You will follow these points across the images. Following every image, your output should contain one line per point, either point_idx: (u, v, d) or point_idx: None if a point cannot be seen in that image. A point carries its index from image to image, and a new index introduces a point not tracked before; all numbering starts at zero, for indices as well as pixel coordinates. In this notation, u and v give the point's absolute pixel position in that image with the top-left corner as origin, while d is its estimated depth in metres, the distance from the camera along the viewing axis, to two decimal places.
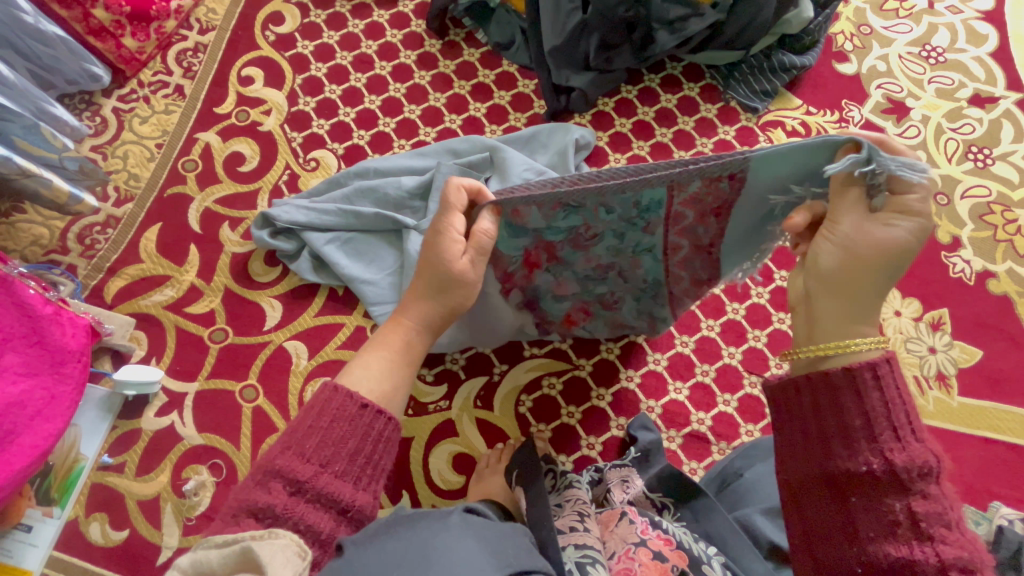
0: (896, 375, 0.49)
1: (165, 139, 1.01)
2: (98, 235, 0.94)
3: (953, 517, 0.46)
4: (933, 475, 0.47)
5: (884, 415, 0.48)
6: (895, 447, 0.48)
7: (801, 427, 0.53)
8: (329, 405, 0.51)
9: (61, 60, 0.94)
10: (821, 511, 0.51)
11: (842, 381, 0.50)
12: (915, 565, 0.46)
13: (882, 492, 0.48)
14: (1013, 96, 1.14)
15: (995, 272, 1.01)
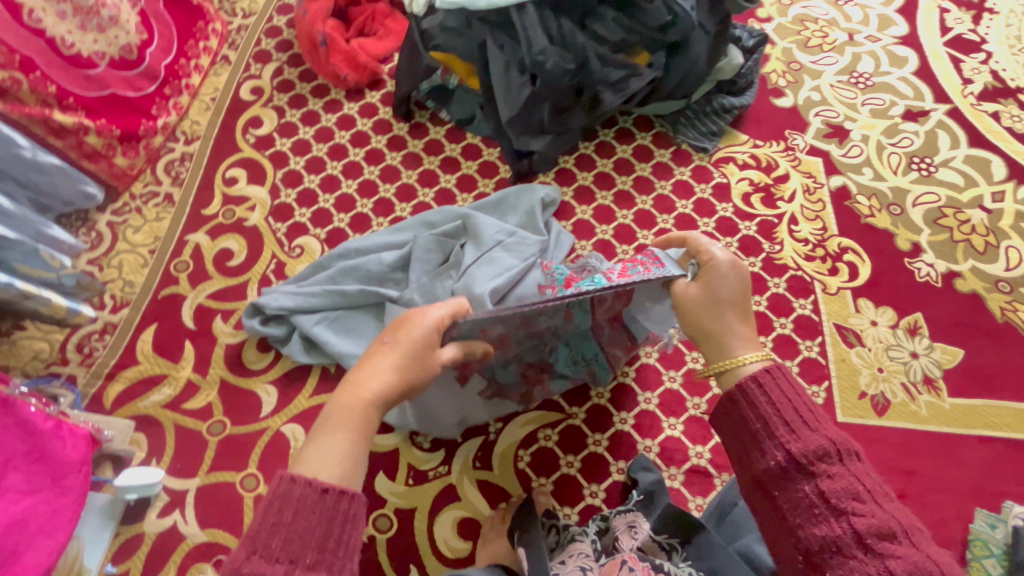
0: (778, 377, 0.58)
1: (157, 245, 1.07)
2: (96, 343, 0.97)
3: (866, 492, 0.50)
4: (835, 455, 0.52)
5: (776, 413, 0.56)
6: (791, 439, 0.55)
7: (729, 443, 0.61)
8: (289, 497, 0.47)
9: (56, 185, 1.01)
10: (763, 515, 0.56)
11: (736, 393, 0.59)
12: (838, 540, 0.49)
13: (793, 480, 0.54)
14: (941, 108, 1.23)
15: (959, 272, 1.05)
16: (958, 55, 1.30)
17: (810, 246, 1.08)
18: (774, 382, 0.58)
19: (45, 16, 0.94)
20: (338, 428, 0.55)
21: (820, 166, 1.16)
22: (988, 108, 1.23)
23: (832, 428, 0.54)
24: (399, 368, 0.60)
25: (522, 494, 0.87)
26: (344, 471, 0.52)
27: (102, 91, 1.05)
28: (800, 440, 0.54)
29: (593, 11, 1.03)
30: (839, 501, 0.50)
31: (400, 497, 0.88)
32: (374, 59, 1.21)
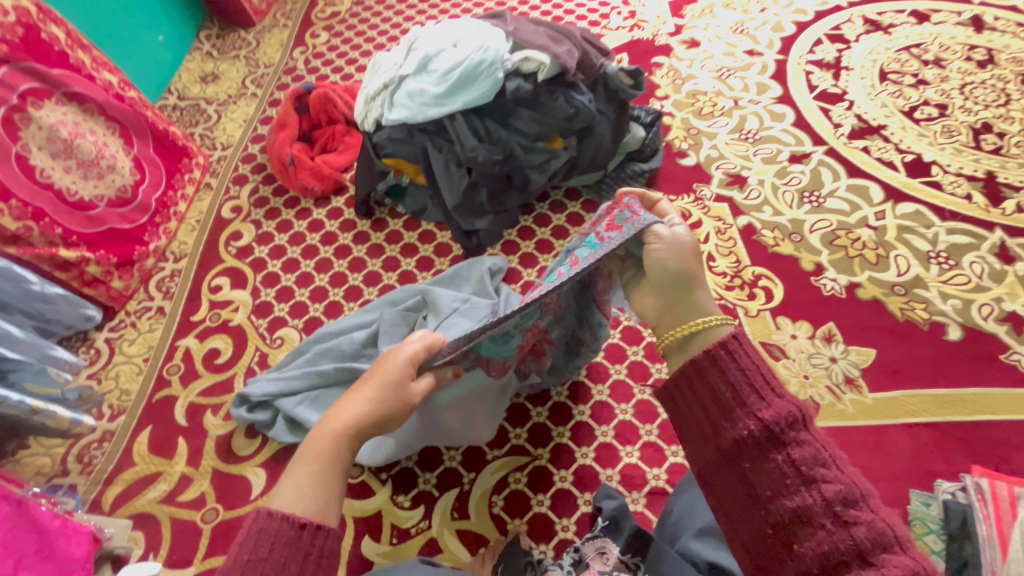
0: (747, 349, 0.60)
1: (151, 353, 1.18)
2: (95, 451, 1.06)
3: (829, 459, 0.54)
4: (801, 425, 0.56)
5: (743, 387, 0.58)
6: (762, 409, 0.57)
7: (693, 413, 0.60)
8: (265, 535, 0.54)
9: (59, 311, 1.14)
10: (728, 486, 0.57)
11: (708, 367, 0.60)
12: (807, 508, 0.52)
13: (766, 449, 0.55)
14: (820, 150, 1.46)
15: (859, 282, 1.21)
16: (826, 106, 1.55)
17: (728, 278, 1.23)
18: (745, 357, 0.60)
19: (53, 172, 1.13)
20: (312, 461, 0.62)
21: (727, 210, 1.35)
22: (858, 144, 1.46)
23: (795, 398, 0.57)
24: (374, 402, 0.68)
25: (499, 537, 0.93)
26: (316, 501, 0.59)
27: (101, 227, 1.21)
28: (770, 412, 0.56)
29: (512, 113, 1.24)
30: (807, 470, 0.53)
31: (384, 557, 0.94)
32: (336, 170, 1.41)
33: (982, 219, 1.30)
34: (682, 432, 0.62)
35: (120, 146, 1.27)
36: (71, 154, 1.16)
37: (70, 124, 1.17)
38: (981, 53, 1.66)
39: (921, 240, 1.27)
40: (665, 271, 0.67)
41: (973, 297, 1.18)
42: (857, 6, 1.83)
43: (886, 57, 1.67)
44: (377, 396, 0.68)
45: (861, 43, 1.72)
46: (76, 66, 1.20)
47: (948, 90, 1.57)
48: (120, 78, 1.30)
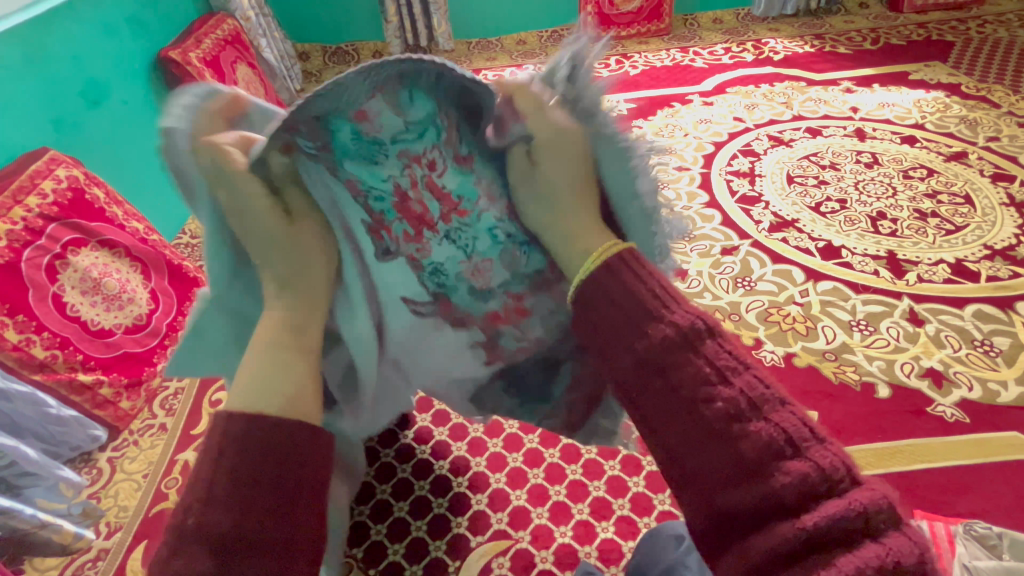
0: (633, 265, 0.58)
1: (150, 468, 1.25)
2: (88, 571, 1.08)
3: (715, 373, 0.50)
4: (684, 343, 0.52)
5: (627, 309, 0.55)
6: (645, 334, 0.53)
7: (602, 325, 0.56)
8: (233, 441, 0.48)
9: (69, 432, 1.22)
10: (646, 408, 0.52)
11: (600, 293, 0.57)
12: (718, 412, 0.49)
13: (652, 377, 0.52)
14: (746, 242, 1.70)
15: (794, 351, 1.37)
16: (747, 206, 1.84)
17: None
18: (625, 271, 0.58)
19: (80, 306, 1.29)
20: (258, 351, 0.56)
21: None
22: (778, 236, 1.71)
23: (676, 312, 0.54)
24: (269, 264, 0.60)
25: None
26: (284, 396, 0.53)
27: (117, 351, 1.34)
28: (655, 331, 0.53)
29: None
30: (698, 394, 0.50)
31: None
32: None
33: (891, 290, 1.51)
34: (596, 354, 0.57)
35: (140, 280, 1.44)
36: (98, 291, 1.33)
37: (101, 265, 1.36)
38: (867, 156, 2.02)
39: (842, 312, 1.46)
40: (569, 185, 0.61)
41: (895, 357, 1.34)
42: (762, 127, 2.23)
43: (791, 165, 2.01)
44: (285, 256, 0.60)
45: (769, 155, 2.07)
46: (111, 218, 1.44)
47: (845, 187, 1.88)
48: (145, 225, 1.53)
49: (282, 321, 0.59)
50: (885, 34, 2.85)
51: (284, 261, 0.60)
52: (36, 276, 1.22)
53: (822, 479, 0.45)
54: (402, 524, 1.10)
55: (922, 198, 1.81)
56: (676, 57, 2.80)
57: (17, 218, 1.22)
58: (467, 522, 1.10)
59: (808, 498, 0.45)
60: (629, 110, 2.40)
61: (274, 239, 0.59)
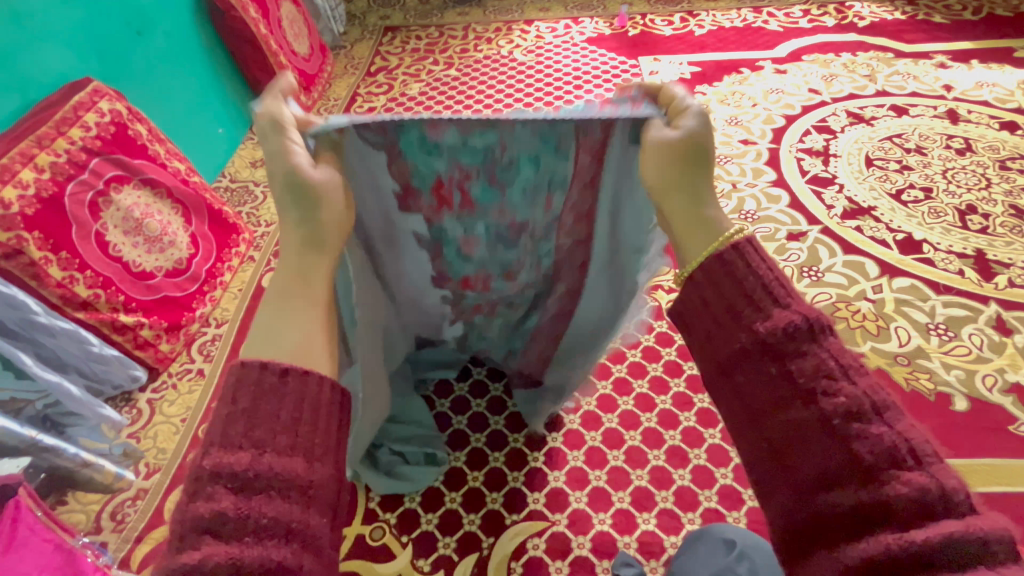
0: (750, 254, 0.52)
1: (188, 414, 1.25)
2: (128, 509, 1.09)
3: (794, 392, 0.47)
4: (767, 355, 0.48)
5: (741, 296, 0.51)
6: (720, 340, 0.51)
7: (703, 308, 0.53)
8: (244, 385, 0.46)
9: (111, 371, 1.23)
10: (723, 403, 0.52)
11: (684, 299, 0.55)
12: (803, 424, 0.46)
13: (722, 387, 0.52)
14: (816, 228, 1.57)
15: (863, 352, 1.26)
16: (818, 188, 1.69)
17: None
18: (703, 271, 0.53)
19: (123, 246, 1.27)
20: (270, 304, 0.53)
21: None
22: (851, 224, 1.57)
23: (766, 317, 0.49)
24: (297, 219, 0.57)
25: None
26: (292, 349, 0.50)
27: (158, 294, 1.33)
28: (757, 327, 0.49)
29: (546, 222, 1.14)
30: (769, 407, 0.48)
31: None
32: None
33: (976, 293, 1.37)
34: (692, 342, 0.55)
35: (181, 223, 1.41)
36: (140, 232, 1.31)
37: (143, 205, 1.33)
38: (959, 142, 1.82)
39: (919, 312, 1.33)
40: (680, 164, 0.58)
41: (976, 368, 1.22)
42: (840, 102, 2.03)
43: (870, 146, 1.83)
44: (304, 215, 0.57)
45: (846, 133, 1.89)
46: (152, 156, 1.39)
47: (931, 174, 1.71)
48: (187, 166, 1.48)
49: (293, 267, 0.55)
50: (989, 3, 2.53)
51: (303, 216, 0.57)
52: (80, 212, 1.19)
53: (937, 499, 0.40)
54: (436, 494, 1.08)
55: (1019, 193, 1.63)
56: (748, 18, 2.55)
57: (61, 150, 1.18)
58: (503, 500, 1.07)
59: (914, 514, 0.41)
60: (692, 74, 2.21)
61: (296, 186, 0.56)
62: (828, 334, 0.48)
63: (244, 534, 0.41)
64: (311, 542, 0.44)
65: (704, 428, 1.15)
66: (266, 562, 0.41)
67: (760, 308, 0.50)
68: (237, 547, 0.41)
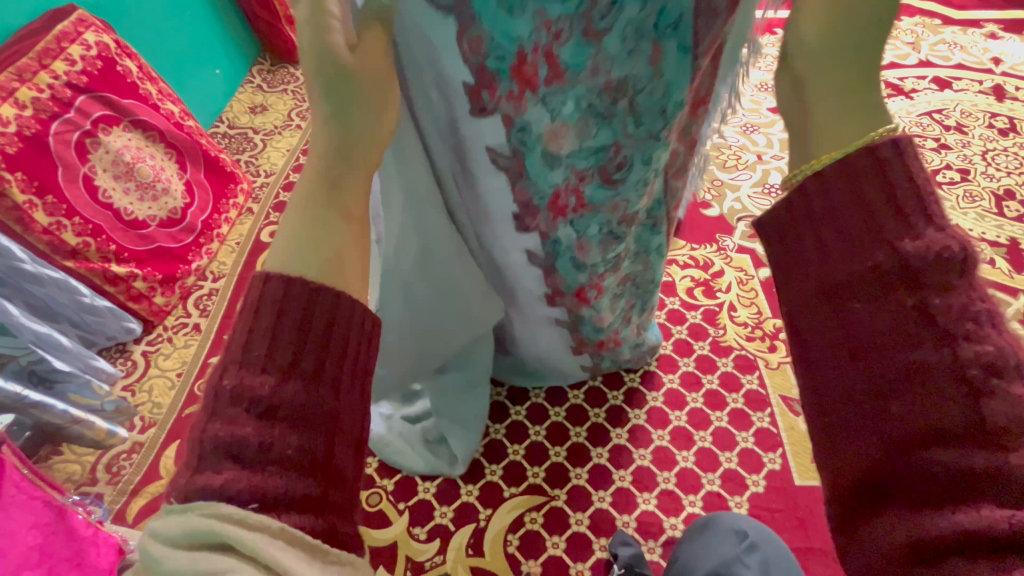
0: (910, 158, 0.38)
1: (184, 368, 1.22)
2: (124, 462, 1.08)
3: (928, 330, 0.36)
4: (899, 280, 0.37)
5: (871, 223, 0.38)
6: (838, 259, 0.40)
7: (817, 240, 0.41)
8: (269, 297, 0.39)
9: (105, 323, 1.19)
10: (821, 331, 0.41)
11: (785, 210, 0.43)
12: (925, 364, 0.36)
13: (824, 321, 0.40)
14: None
15: None
16: None
17: (749, 328, 1.23)
18: (845, 177, 0.40)
19: (113, 193, 1.21)
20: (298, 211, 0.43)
21: (749, 260, 1.36)
22: None
23: (913, 238, 0.37)
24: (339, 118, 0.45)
25: None
26: (324, 262, 0.42)
27: (151, 245, 1.27)
28: (906, 248, 0.37)
29: None
30: (881, 339, 0.38)
31: None
32: None
33: (1005, 285, 1.31)
34: (781, 270, 0.44)
35: (175, 170, 1.34)
36: (131, 177, 1.24)
37: (134, 149, 1.26)
38: (1003, 121, 1.71)
39: None
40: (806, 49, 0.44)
41: None
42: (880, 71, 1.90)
43: (908, 121, 1.71)
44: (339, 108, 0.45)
45: None
46: (144, 96, 1.30)
47: (970, 155, 1.61)
48: (181, 108, 1.40)
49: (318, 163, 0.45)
50: None
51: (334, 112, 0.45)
52: (66, 153, 1.12)
53: None
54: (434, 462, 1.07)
55: None
56: None
57: (43, 85, 1.10)
58: (502, 472, 1.05)
59: None
60: None
61: (341, 78, 0.44)
62: (980, 273, 0.36)
63: (264, 465, 0.36)
64: (329, 474, 0.38)
65: (712, 410, 1.12)
66: (292, 494, 0.36)
67: (907, 223, 0.37)
68: (259, 476, 0.35)
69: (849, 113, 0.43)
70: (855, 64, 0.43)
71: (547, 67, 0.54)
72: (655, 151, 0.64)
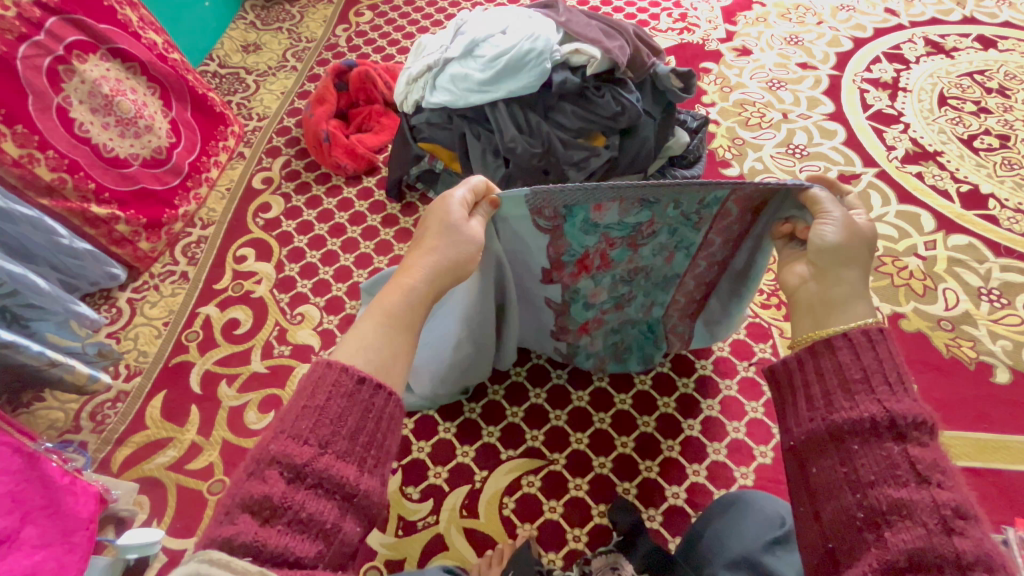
0: (886, 343, 0.55)
1: (171, 318, 1.17)
2: (108, 411, 1.05)
3: (910, 474, 0.48)
4: (889, 432, 0.50)
5: (863, 377, 0.53)
6: (842, 408, 0.53)
7: (821, 389, 0.55)
8: (323, 380, 0.50)
9: (86, 267, 1.13)
10: (822, 467, 0.53)
11: (788, 365, 0.59)
12: (911, 503, 0.47)
13: (828, 457, 0.53)
14: (871, 171, 1.39)
15: (904, 313, 1.15)
16: (880, 126, 1.49)
17: (765, 295, 1.17)
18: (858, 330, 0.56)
19: (91, 127, 1.12)
20: (377, 320, 0.58)
21: None
22: (912, 169, 1.39)
23: (900, 402, 0.51)
24: (445, 253, 0.64)
25: (508, 541, 0.90)
26: (381, 362, 0.55)
27: (134, 185, 1.20)
28: (860, 403, 0.52)
29: (555, 106, 1.20)
30: (877, 478, 0.49)
31: (389, 548, 0.91)
32: (371, 150, 1.39)
33: None
34: (786, 418, 0.58)
35: (159, 107, 1.26)
36: (110, 111, 1.15)
37: (113, 80, 1.16)
38: None
39: (973, 275, 1.21)
40: (826, 243, 0.62)
41: None
42: (920, 27, 1.76)
43: (947, 82, 1.59)
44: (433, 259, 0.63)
45: (921, 65, 1.64)
46: (123, 22, 1.20)
47: (1012, 120, 1.50)
48: (164, 39, 1.30)
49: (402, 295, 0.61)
50: None
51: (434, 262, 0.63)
52: (37, 81, 1.03)
53: None
54: (430, 422, 1.03)
55: None
56: None
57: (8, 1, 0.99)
58: (499, 434, 1.01)
59: None
60: None
61: (447, 241, 0.64)
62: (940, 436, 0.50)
63: (282, 520, 0.44)
64: (337, 547, 0.46)
65: (722, 378, 1.07)
66: (288, 556, 0.43)
67: (891, 391, 0.52)
68: (267, 533, 0.43)
69: (845, 303, 0.60)
70: (837, 270, 0.61)
71: (614, 212, 0.70)
72: (682, 228, 0.75)
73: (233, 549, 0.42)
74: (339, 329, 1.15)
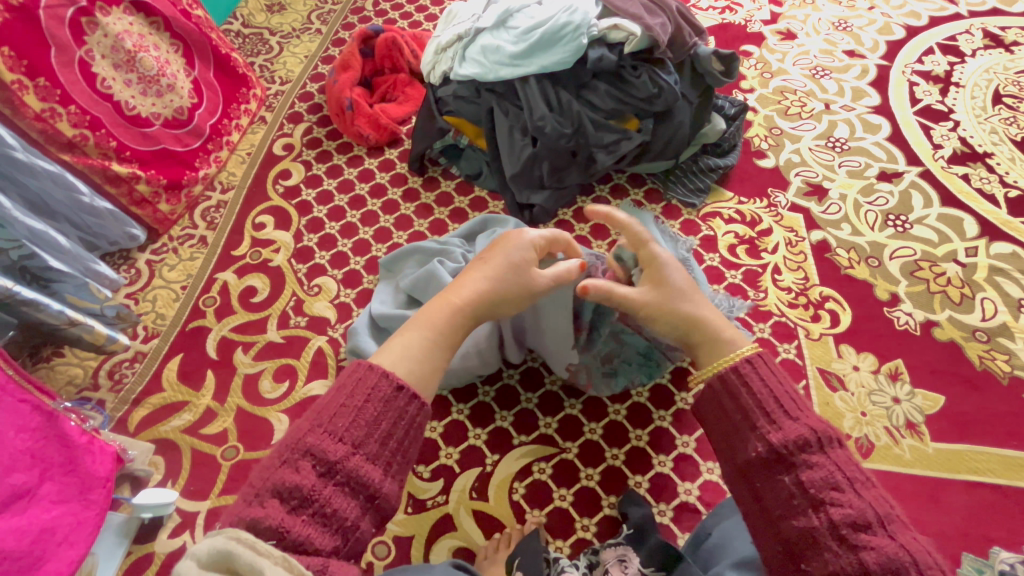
0: (760, 371, 0.62)
1: (188, 282, 1.16)
2: (126, 370, 1.05)
3: (804, 501, 0.53)
4: (781, 464, 0.56)
5: (746, 419, 0.60)
6: (743, 452, 0.60)
7: (723, 437, 0.62)
8: (364, 383, 0.50)
9: (106, 226, 1.12)
10: (747, 509, 0.58)
11: (709, 419, 0.65)
12: (814, 530, 0.52)
13: (748, 499, 0.58)
14: (914, 170, 1.33)
15: (937, 320, 1.11)
16: (927, 123, 1.41)
17: (793, 294, 1.14)
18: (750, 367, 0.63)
19: (114, 83, 1.10)
20: (423, 330, 0.59)
21: (801, 220, 1.24)
22: (958, 170, 1.32)
23: (778, 431, 0.57)
24: (500, 286, 0.66)
25: (516, 526, 0.90)
26: (416, 370, 0.55)
27: (155, 145, 1.18)
28: (751, 447, 0.59)
29: (588, 84, 1.16)
30: (781, 514, 0.54)
31: (399, 525, 0.91)
32: (394, 121, 1.35)
33: None
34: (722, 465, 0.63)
35: (181, 65, 1.24)
36: (133, 67, 1.13)
37: (136, 36, 1.14)
38: None
39: (1014, 286, 1.15)
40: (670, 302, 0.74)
41: None
42: (978, 17, 1.65)
43: (1003, 79, 1.50)
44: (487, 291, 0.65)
45: (977, 59, 1.55)
46: None
47: None
48: None
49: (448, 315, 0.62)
50: None
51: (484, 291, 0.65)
52: (60, 32, 1.00)
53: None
54: (443, 403, 1.02)
55: None
56: None
57: None
58: (512, 419, 1.01)
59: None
60: None
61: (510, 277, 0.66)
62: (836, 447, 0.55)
63: (306, 514, 0.44)
64: (352, 544, 0.46)
65: None
66: (307, 546, 0.43)
67: (773, 424, 0.58)
68: (291, 522, 0.44)
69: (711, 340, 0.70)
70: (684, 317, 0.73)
71: None
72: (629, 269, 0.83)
73: (260, 532, 0.43)
74: (355, 303, 1.13)
